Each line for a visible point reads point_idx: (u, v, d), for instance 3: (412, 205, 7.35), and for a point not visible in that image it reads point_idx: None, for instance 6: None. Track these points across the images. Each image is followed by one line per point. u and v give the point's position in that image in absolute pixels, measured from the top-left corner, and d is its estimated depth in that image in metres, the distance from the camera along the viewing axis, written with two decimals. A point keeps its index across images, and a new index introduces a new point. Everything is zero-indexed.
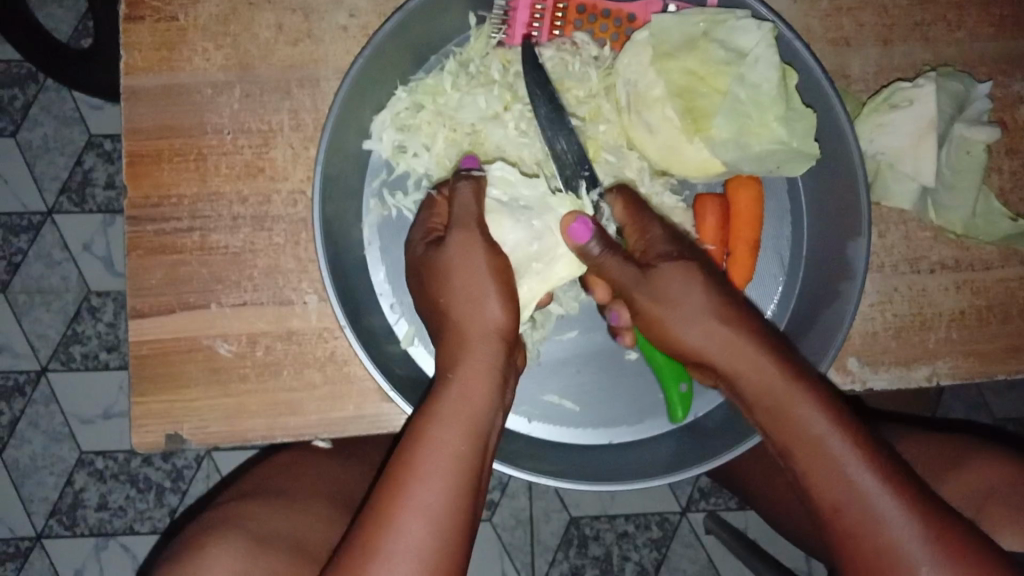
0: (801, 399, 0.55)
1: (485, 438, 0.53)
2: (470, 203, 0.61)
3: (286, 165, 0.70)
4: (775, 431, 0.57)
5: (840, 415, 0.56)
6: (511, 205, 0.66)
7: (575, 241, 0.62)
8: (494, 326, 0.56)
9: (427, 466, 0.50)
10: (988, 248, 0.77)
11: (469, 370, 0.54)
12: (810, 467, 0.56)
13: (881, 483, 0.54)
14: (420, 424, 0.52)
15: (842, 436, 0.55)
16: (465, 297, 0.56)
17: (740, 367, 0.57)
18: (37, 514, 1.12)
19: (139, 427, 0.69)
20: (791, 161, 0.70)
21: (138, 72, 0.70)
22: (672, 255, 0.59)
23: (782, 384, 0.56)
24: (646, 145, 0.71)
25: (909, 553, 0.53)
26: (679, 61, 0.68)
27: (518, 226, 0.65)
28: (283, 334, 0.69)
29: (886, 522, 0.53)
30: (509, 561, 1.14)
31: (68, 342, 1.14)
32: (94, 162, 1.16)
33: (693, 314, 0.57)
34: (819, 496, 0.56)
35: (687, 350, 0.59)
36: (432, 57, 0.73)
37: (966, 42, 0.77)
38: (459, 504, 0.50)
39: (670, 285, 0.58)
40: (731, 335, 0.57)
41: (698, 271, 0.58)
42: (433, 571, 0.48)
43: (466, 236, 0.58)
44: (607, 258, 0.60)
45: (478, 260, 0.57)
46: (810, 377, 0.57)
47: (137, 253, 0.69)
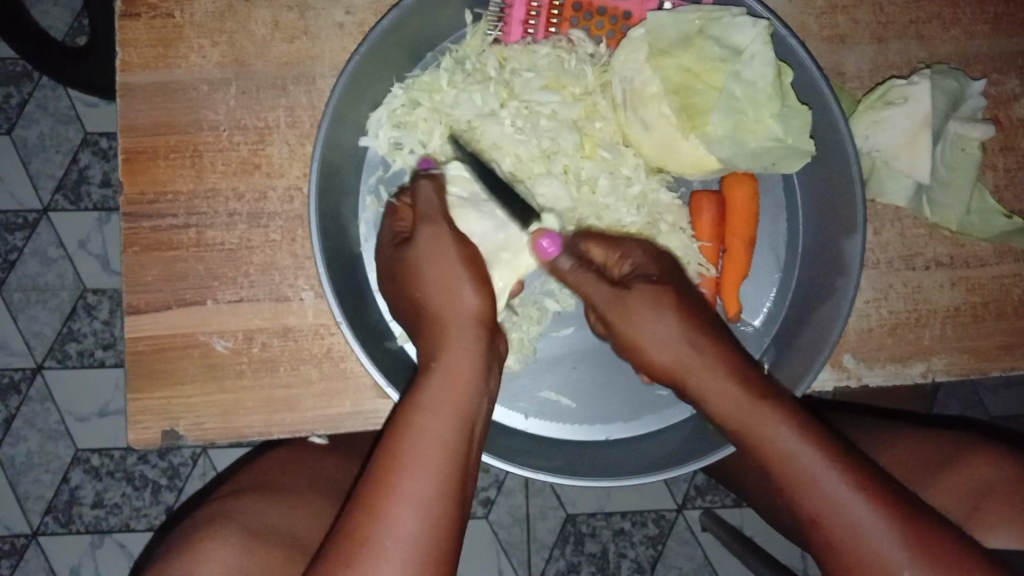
0: (766, 414, 0.56)
1: (472, 422, 0.53)
2: (433, 199, 0.62)
3: (282, 162, 0.71)
4: (745, 448, 0.58)
5: (809, 428, 0.56)
6: (473, 200, 0.67)
7: (544, 258, 0.66)
8: (473, 308, 0.56)
9: (414, 453, 0.51)
10: (983, 245, 0.77)
11: (451, 353, 0.54)
12: (786, 482, 0.56)
13: (856, 492, 0.54)
14: (405, 412, 0.53)
15: (813, 450, 0.55)
16: (442, 285, 0.57)
17: (706, 388, 0.58)
18: (32, 512, 1.12)
19: (136, 424, 0.69)
20: (787, 158, 0.70)
21: (134, 69, 0.70)
22: (646, 279, 0.62)
23: (749, 405, 0.56)
24: (642, 142, 0.71)
25: (891, 561, 0.53)
26: (675, 58, 0.69)
27: (483, 217, 0.66)
28: (279, 330, 0.69)
29: (863, 532, 0.53)
30: (506, 558, 1.14)
31: (64, 340, 1.14)
32: (90, 160, 1.16)
33: (664, 337, 0.59)
34: (798, 508, 0.56)
35: (660, 369, 0.60)
36: (429, 54, 0.73)
37: (961, 40, 0.78)
38: (449, 489, 0.50)
39: (637, 307, 0.60)
40: (697, 357, 0.58)
41: (667, 293, 0.60)
42: (427, 558, 0.49)
43: (433, 232, 0.60)
44: (575, 275, 0.64)
45: (450, 250, 0.58)
46: (775, 391, 0.58)
47: (133, 249, 0.69)
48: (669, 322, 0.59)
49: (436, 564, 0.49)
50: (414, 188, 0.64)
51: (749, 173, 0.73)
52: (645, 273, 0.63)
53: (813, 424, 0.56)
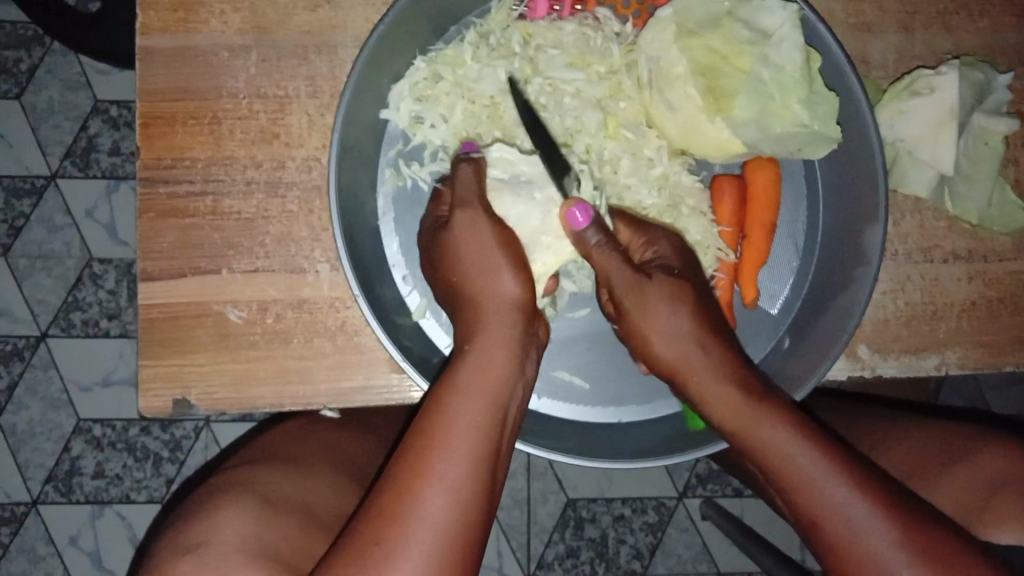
0: (767, 418, 0.57)
1: (505, 409, 0.53)
2: (471, 182, 0.62)
3: (301, 132, 0.70)
4: (745, 447, 0.58)
5: (806, 429, 0.56)
6: (512, 182, 0.66)
7: (572, 227, 0.62)
8: (511, 297, 0.57)
9: (446, 435, 0.50)
10: (1002, 240, 0.77)
11: (488, 339, 0.55)
12: (784, 484, 0.56)
13: (854, 494, 0.54)
14: (439, 395, 0.52)
15: (811, 452, 0.55)
16: (480, 271, 0.57)
17: (707, 386, 0.58)
18: (33, 480, 1.12)
19: (146, 391, 0.68)
20: (812, 144, 0.69)
21: (154, 33, 0.69)
22: (667, 271, 0.61)
23: (748, 403, 0.57)
24: (666, 124, 0.70)
25: (887, 566, 0.53)
26: (702, 39, 0.68)
27: (519, 201, 0.65)
28: (294, 301, 0.69)
29: (862, 534, 0.53)
30: (506, 540, 1.15)
31: (69, 309, 1.13)
32: (99, 128, 1.15)
33: (673, 332, 0.59)
34: (797, 511, 0.56)
35: (661, 363, 0.61)
36: (453, 28, 0.73)
37: (987, 32, 0.77)
38: (479, 473, 0.50)
39: (655, 301, 0.59)
40: (704, 357, 0.58)
41: (685, 291, 0.60)
42: (453, 541, 0.48)
43: (470, 215, 0.60)
44: (600, 251, 0.61)
45: (485, 232, 0.59)
46: (776, 398, 0.58)
47: (148, 215, 0.69)
48: (677, 321, 0.59)
49: (462, 548, 0.48)
50: (453, 172, 0.63)
51: (770, 159, 0.73)
52: (666, 264, 0.62)
53: (812, 429, 0.57)
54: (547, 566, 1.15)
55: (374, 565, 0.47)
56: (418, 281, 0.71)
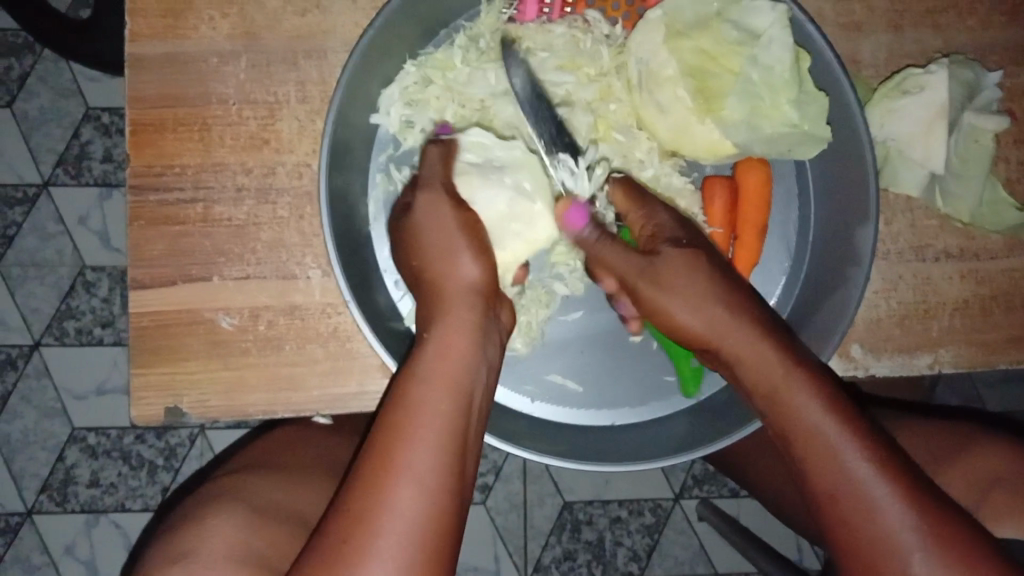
0: (798, 386, 0.56)
1: (471, 396, 0.53)
2: (435, 164, 0.63)
3: (291, 138, 0.70)
4: (772, 415, 0.57)
5: (835, 400, 0.56)
6: (483, 166, 0.66)
7: (570, 228, 0.66)
8: (469, 281, 0.57)
9: (414, 424, 0.50)
10: (994, 238, 0.77)
11: (449, 327, 0.55)
12: (807, 455, 0.55)
13: (874, 468, 0.53)
14: (404, 386, 0.52)
15: (837, 426, 0.55)
16: (441, 258, 0.58)
17: (741, 349, 0.58)
18: (28, 490, 1.11)
19: (138, 399, 0.68)
20: (802, 145, 0.69)
21: (143, 40, 0.69)
22: (675, 242, 0.62)
23: (782, 367, 0.57)
24: (657, 125, 0.71)
25: (902, 542, 0.52)
26: (691, 40, 0.68)
27: (489, 185, 0.65)
28: (286, 308, 0.69)
29: (878, 510, 0.52)
30: (503, 544, 1.14)
31: (62, 317, 1.13)
32: (91, 135, 1.14)
33: (698, 300, 0.59)
34: (815, 484, 0.55)
35: (691, 335, 0.61)
36: (442, 31, 0.72)
37: (977, 30, 0.77)
38: (447, 460, 0.50)
39: (673, 271, 0.60)
40: (732, 323, 0.59)
41: (703, 262, 0.61)
42: (426, 533, 0.48)
43: (433, 196, 0.61)
44: (599, 242, 0.64)
45: (448, 217, 0.59)
46: (810, 364, 0.58)
47: (139, 223, 0.69)
48: (702, 288, 0.59)
49: (436, 539, 0.48)
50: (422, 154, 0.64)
51: (761, 160, 0.73)
52: (675, 237, 0.62)
53: (841, 398, 0.56)
54: (544, 569, 1.15)
55: (349, 564, 0.47)
56: None
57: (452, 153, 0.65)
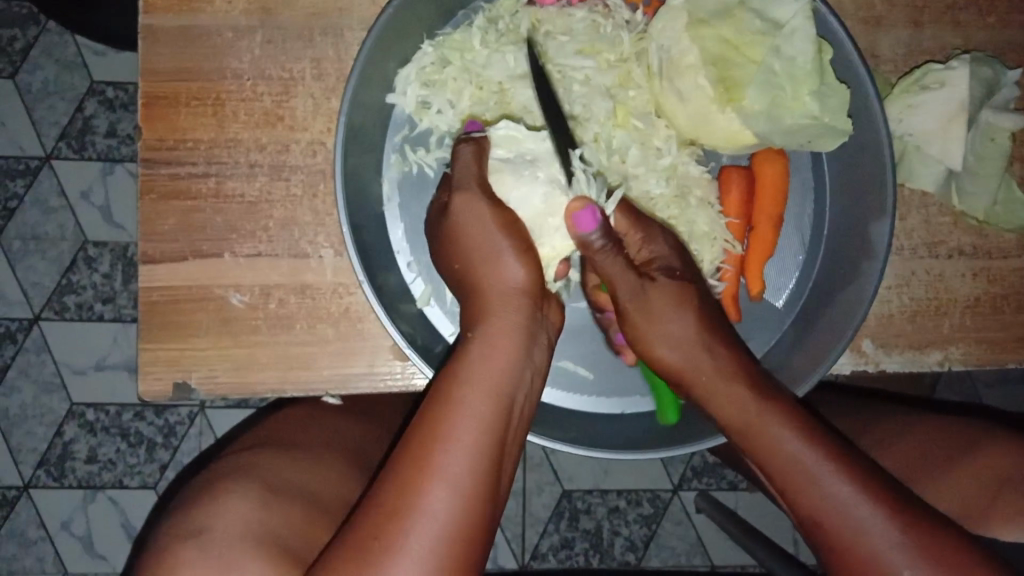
0: (772, 418, 0.58)
1: (511, 399, 0.53)
2: (471, 165, 0.61)
3: (306, 116, 0.69)
4: (751, 448, 0.59)
5: (812, 431, 0.58)
6: (515, 162, 0.63)
7: (577, 229, 0.61)
8: (515, 286, 0.57)
9: (450, 426, 0.50)
10: (1006, 237, 0.76)
11: (495, 330, 0.55)
12: (785, 483, 0.57)
13: (858, 492, 0.54)
14: (443, 386, 0.52)
15: (818, 454, 0.56)
16: (483, 259, 0.57)
17: (714, 386, 0.61)
18: (25, 464, 1.11)
19: (146, 375, 0.67)
20: (823, 136, 0.69)
21: (157, 11, 0.68)
22: (669, 274, 0.65)
23: (755, 403, 0.59)
24: (676, 114, 0.70)
25: (891, 566, 0.52)
26: (714, 28, 0.68)
27: (521, 182, 0.62)
28: (297, 287, 0.68)
29: (865, 534, 0.53)
30: (500, 530, 1.14)
31: (63, 292, 1.12)
32: (95, 109, 1.13)
33: (678, 335, 0.62)
34: (799, 510, 0.56)
35: (668, 370, 0.64)
36: (460, 12, 0.72)
37: (997, 28, 0.77)
38: (484, 466, 0.50)
39: (661, 306, 0.63)
40: (711, 360, 0.62)
41: (691, 296, 0.64)
42: (457, 536, 0.48)
43: (468, 198, 0.59)
44: (606, 255, 0.62)
45: (486, 218, 0.58)
46: (783, 396, 0.60)
47: (150, 197, 0.68)
48: (683, 322, 0.63)
49: (466, 545, 0.48)
50: (454, 155, 0.62)
51: (779, 151, 0.72)
52: (668, 267, 0.65)
53: (816, 427, 0.58)
54: (541, 556, 1.15)
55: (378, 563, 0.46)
56: (422, 268, 0.71)
57: (485, 151, 0.62)
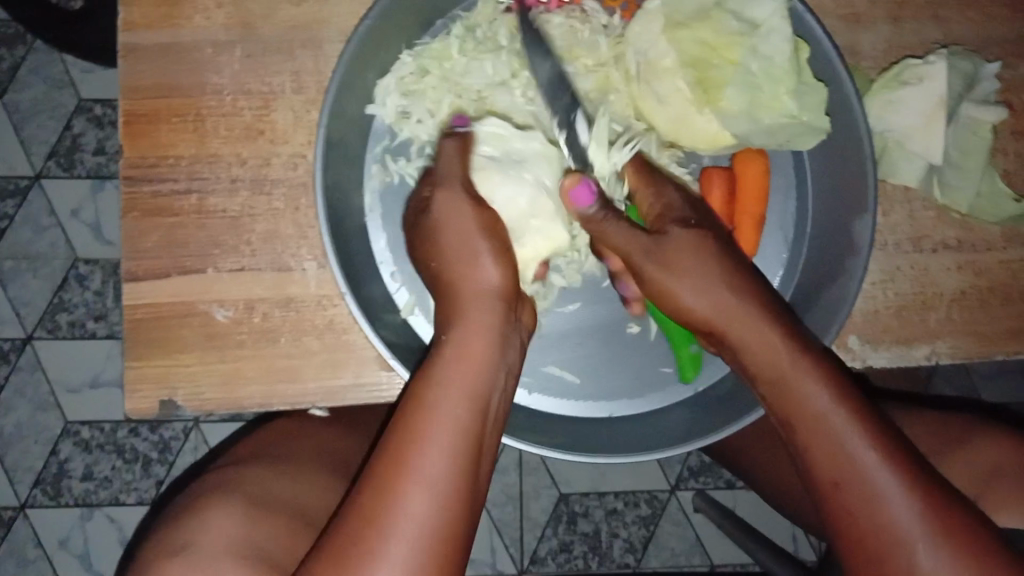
0: (805, 372, 0.56)
1: (488, 399, 0.53)
2: (455, 157, 0.63)
3: (287, 129, 0.69)
4: (779, 402, 0.57)
5: (843, 391, 0.56)
6: (502, 161, 0.67)
7: (575, 205, 0.64)
8: (491, 286, 0.57)
9: (427, 429, 0.50)
10: (991, 229, 0.76)
11: (470, 329, 0.55)
12: (812, 443, 0.56)
13: (880, 457, 0.53)
14: (418, 388, 0.52)
15: (845, 414, 0.55)
16: (458, 258, 0.57)
17: (749, 335, 0.58)
18: (21, 483, 1.11)
19: (133, 392, 0.67)
20: (803, 135, 0.69)
21: (136, 29, 0.68)
22: (682, 223, 0.62)
23: (788, 355, 0.57)
24: (655, 116, 0.71)
25: (908, 534, 0.52)
26: (691, 31, 0.68)
27: (507, 181, 0.66)
28: (282, 300, 0.68)
29: (885, 500, 0.53)
30: (498, 536, 1.14)
31: (55, 310, 1.12)
32: (83, 127, 1.13)
33: (706, 286, 0.59)
34: (819, 471, 0.55)
35: (694, 316, 0.61)
36: (439, 21, 0.72)
37: (975, 22, 0.77)
38: (459, 470, 0.50)
39: (682, 255, 0.60)
40: (741, 308, 0.59)
41: (710, 242, 0.61)
42: (436, 540, 0.48)
43: (450, 195, 0.60)
44: (608, 224, 0.62)
45: (467, 216, 0.59)
46: (816, 351, 0.58)
47: (133, 214, 0.68)
48: (707, 271, 0.60)
49: (445, 549, 0.48)
50: (438, 150, 0.65)
51: (759, 151, 0.72)
52: (683, 217, 0.63)
53: (847, 386, 0.56)
54: (540, 561, 1.15)
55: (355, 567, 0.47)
56: (406, 277, 0.71)
57: (469, 146, 0.66)
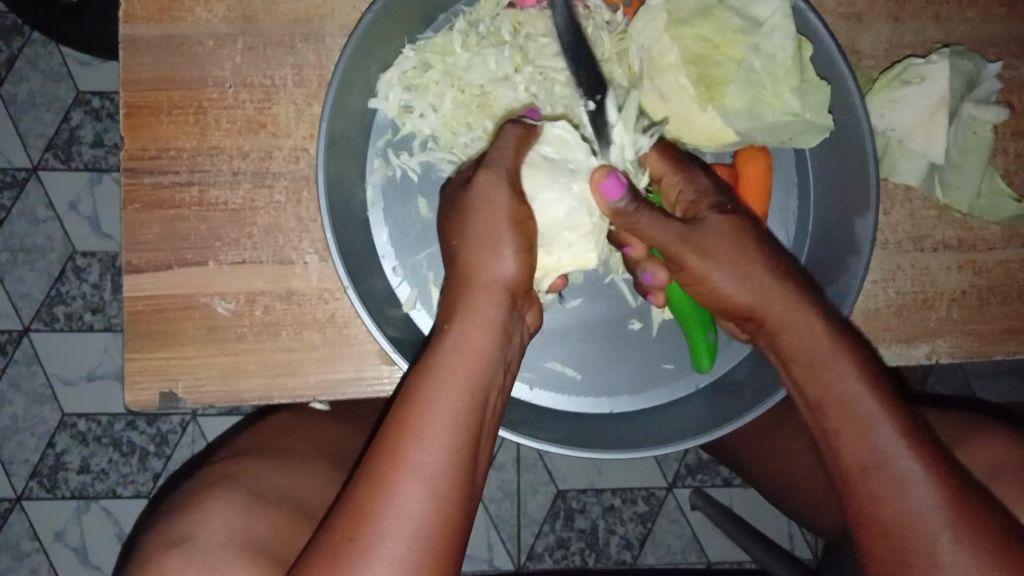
0: (841, 359, 0.58)
1: (486, 394, 0.53)
2: (508, 146, 0.61)
3: (288, 122, 0.69)
4: (812, 392, 0.59)
5: (876, 377, 0.57)
6: (556, 165, 0.64)
7: (606, 198, 0.61)
8: (502, 279, 0.56)
9: (425, 423, 0.50)
10: (991, 229, 0.77)
11: (471, 323, 0.54)
12: (840, 427, 0.57)
13: (905, 446, 0.54)
14: (418, 379, 0.52)
15: (876, 401, 0.56)
16: (475, 246, 0.56)
17: (788, 319, 0.60)
18: (17, 476, 1.10)
19: (133, 384, 0.67)
20: (804, 133, 0.69)
21: (137, 20, 0.68)
22: (720, 208, 0.62)
23: (826, 343, 0.58)
24: (657, 113, 0.71)
25: (926, 522, 0.52)
26: (693, 28, 0.68)
27: (552, 188, 0.63)
28: (283, 293, 0.68)
29: (909, 486, 0.53)
30: (495, 531, 1.14)
31: (52, 303, 1.12)
32: (81, 119, 1.13)
33: (742, 270, 0.60)
34: (846, 457, 0.56)
35: (732, 304, 0.62)
36: (441, 16, 0.72)
37: (977, 21, 0.77)
38: (455, 464, 0.50)
39: (721, 241, 0.61)
40: (778, 295, 0.60)
41: (748, 234, 0.62)
42: (431, 534, 0.48)
43: (492, 176, 0.58)
44: (642, 216, 0.61)
45: (501, 202, 0.57)
46: (853, 343, 0.59)
47: (133, 206, 0.68)
48: (745, 256, 0.61)
49: (438, 546, 0.48)
50: (499, 133, 0.62)
51: (762, 149, 0.73)
52: (717, 203, 0.63)
53: (880, 376, 0.58)
54: (537, 557, 1.15)
55: (350, 558, 0.47)
56: (409, 271, 0.71)
57: (532, 138, 0.63)
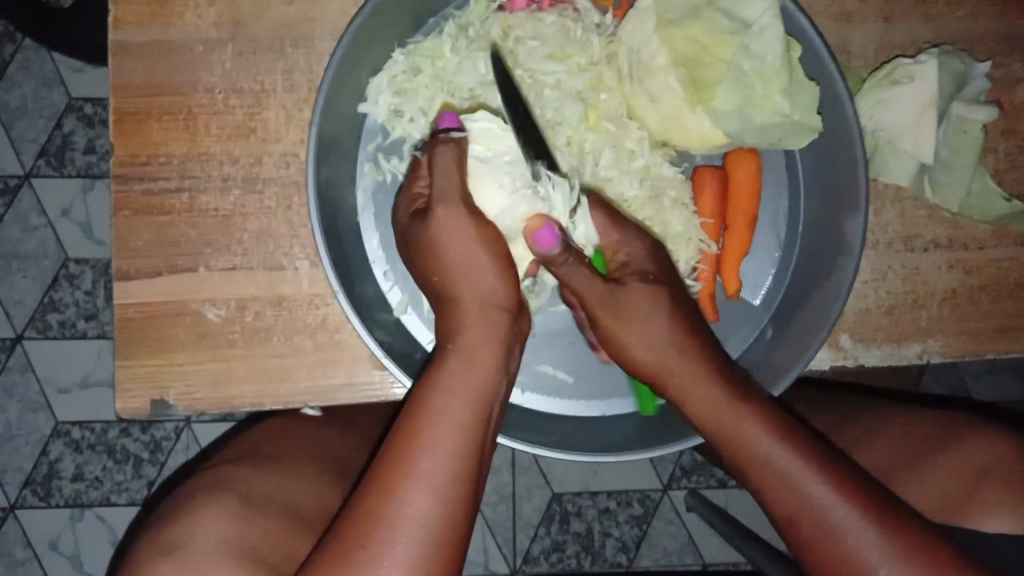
0: (745, 417, 0.59)
1: (490, 409, 0.53)
2: (451, 172, 0.56)
3: (278, 127, 0.69)
4: (725, 449, 0.60)
5: (785, 430, 0.58)
6: (494, 163, 0.63)
7: (539, 246, 0.60)
8: (494, 294, 0.55)
9: (430, 434, 0.51)
10: (982, 228, 0.77)
11: (471, 336, 0.54)
12: (762, 481, 0.58)
13: (833, 491, 0.56)
14: (423, 392, 0.52)
15: (787, 452, 0.57)
16: (461, 268, 0.55)
17: (687, 387, 0.60)
18: (10, 484, 1.10)
19: (125, 392, 0.67)
20: (794, 134, 0.69)
21: (126, 26, 0.68)
22: (644, 278, 0.61)
23: (726, 404, 0.59)
24: (647, 116, 0.71)
25: (864, 560, 0.55)
26: (683, 29, 0.68)
27: (501, 191, 0.63)
28: (273, 299, 0.68)
29: (842, 530, 0.55)
30: (491, 536, 1.14)
31: (45, 310, 1.12)
32: (74, 126, 1.13)
33: (654, 337, 0.60)
34: (774, 509, 0.58)
35: (642, 367, 0.62)
36: (432, 19, 0.72)
37: (966, 21, 0.77)
38: (462, 474, 0.50)
39: (635, 308, 0.60)
40: (681, 360, 0.60)
41: (667, 298, 0.61)
42: (436, 541, 0.49)
43: (453, 213, 0.55)
44: (570, 270, 0.60)
45: (467, 230, 0.55)
46: (757, 397, 0.60)
47: (124, 213, 0.68)
48: (656, 318, 0.60)
49: (446, 550, 0.49)
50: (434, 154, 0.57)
51: (752, 150, 0.73)
52: (644, 270, 0.62)
53: (787, 426, 0.59)
54: (533, 560, 1.15)
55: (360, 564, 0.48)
56: (400, 276, 0.71)
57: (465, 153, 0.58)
